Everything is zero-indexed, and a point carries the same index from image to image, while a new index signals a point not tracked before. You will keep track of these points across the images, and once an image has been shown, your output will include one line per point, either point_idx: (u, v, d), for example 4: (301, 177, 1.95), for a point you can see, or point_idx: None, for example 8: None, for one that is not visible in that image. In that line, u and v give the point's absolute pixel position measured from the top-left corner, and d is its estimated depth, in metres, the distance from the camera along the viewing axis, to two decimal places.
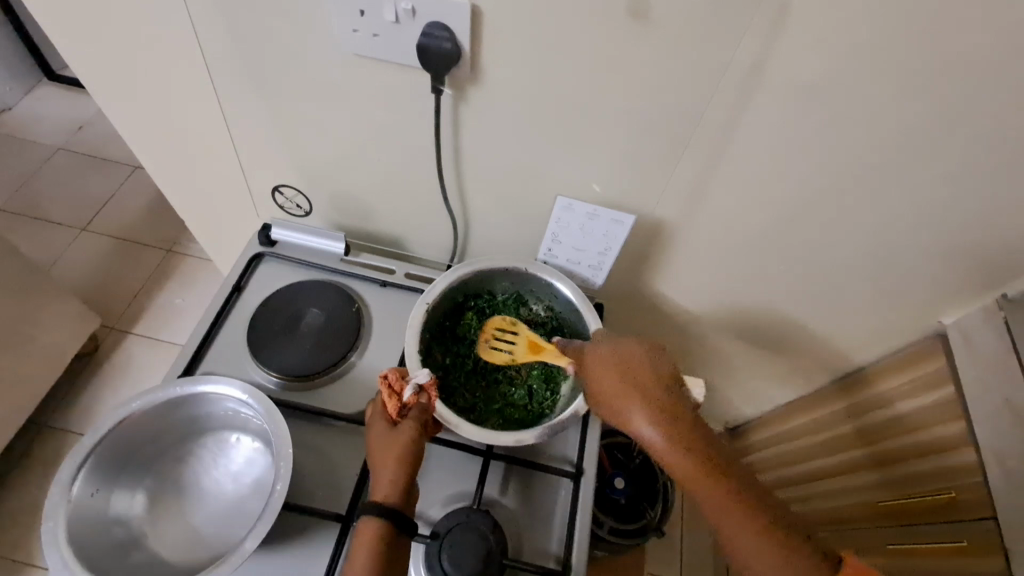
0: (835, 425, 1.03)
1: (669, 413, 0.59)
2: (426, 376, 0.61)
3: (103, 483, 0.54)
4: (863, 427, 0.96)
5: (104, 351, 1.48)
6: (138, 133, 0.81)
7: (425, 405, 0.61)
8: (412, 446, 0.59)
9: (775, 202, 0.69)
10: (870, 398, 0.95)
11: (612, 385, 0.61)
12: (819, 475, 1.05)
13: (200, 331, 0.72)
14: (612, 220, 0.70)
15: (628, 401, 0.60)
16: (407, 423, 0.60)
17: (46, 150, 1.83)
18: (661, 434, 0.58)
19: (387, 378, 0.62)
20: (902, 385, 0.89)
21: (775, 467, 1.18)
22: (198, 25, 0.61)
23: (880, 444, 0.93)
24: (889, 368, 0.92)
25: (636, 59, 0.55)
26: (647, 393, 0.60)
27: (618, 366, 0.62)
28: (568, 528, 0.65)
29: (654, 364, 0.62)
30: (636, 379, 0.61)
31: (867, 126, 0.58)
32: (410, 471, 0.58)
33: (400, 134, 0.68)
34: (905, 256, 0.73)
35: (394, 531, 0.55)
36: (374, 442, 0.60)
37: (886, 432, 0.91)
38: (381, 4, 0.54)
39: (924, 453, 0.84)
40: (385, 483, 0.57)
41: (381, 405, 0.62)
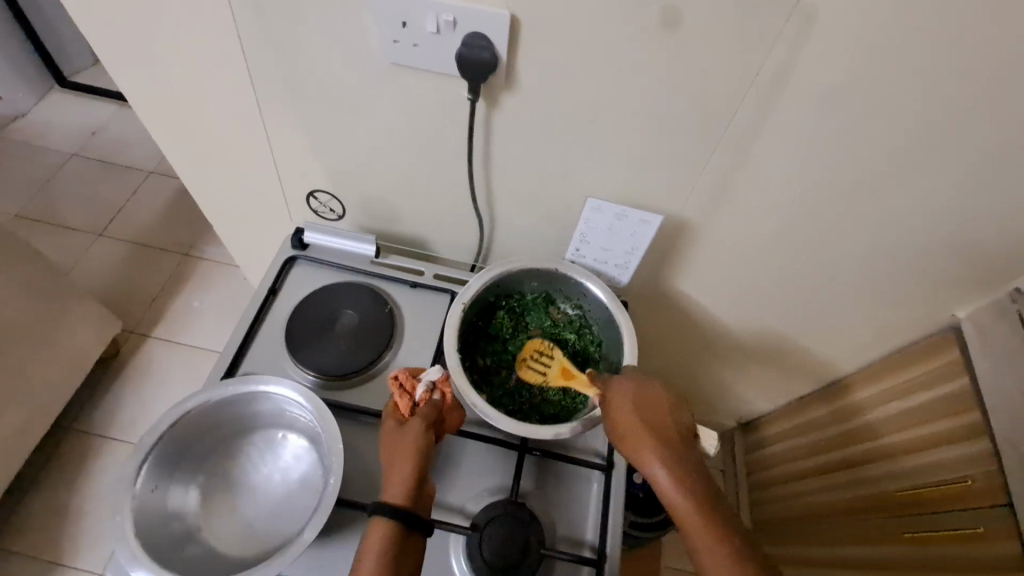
0: (848, 418, 1.05)
1: (683, 461, 0.58)
2: (438, 373, 0.64)
3: (161, 479, 0.56)
4: (876, 420, 0.99)
5: (125, 354, 1.50)
6: (173, 140, 0.83)
7: (437, 402, 0.63)
8: (423, 441, 0.60)
9: (797, 202, 0.71)
10: (886, 389, 0.97)
11: (629, 418, 0.61)
12: (832, 467, 1.08)
13: (240, 333, 0.74)
14: (640, 220, 0.72)
15: (635, 432, 0.59)
16: (417, 418, 0.61)
17: (62, 155, 1.86)
18: (672, 480, 0.57)
19: (398, 378, 0.64)
20: (918, 377, 0.91)
21: (790, 459, 1.21)
22: (242, 36, 0.63)
23: (894, 436, 0.95)
24: (904, 361, 0.94)
25: (668, 65, 0.57)
26: (662, 438, 0.59)
27: (636, 404, 0.61)
28: (602, 518, 0.68)
29: (670, 410, 0.61)
30: (649, 420, 0.60)
31: (889, 128, 0.60)
32: (422, 466, 0.58)
33: (433, 139, 0.70)
34: (923, 254, 0.75)
35: (405, 526, 0.55)
36: (386, 439, 0.60)
37: (903, 422, 0.94)
38: (423, 16, 0.56)
39: (937, 444, 0.86)
40: (397, 477, 0.57)
41: (392, 404, 0.63)
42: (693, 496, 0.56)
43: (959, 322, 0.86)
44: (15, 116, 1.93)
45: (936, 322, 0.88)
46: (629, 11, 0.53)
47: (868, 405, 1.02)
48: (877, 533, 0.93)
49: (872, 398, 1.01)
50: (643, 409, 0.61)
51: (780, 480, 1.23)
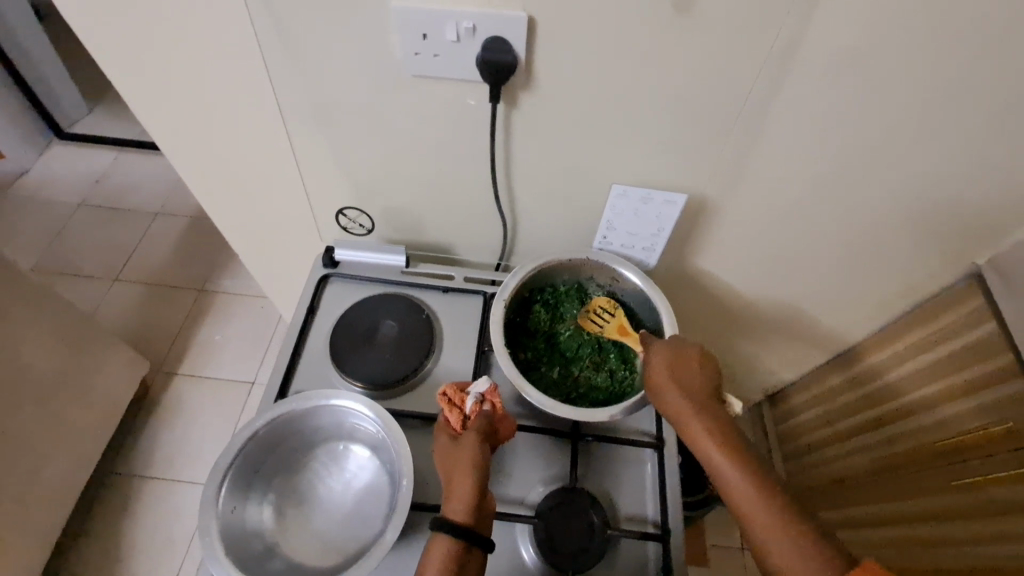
0: (875, 377, 1.07)
1: (717, 417, 0.60)
2: (484, 385, 0.66)
3: (238, 498, 0.58)
4: (906, 375, 1.01)
5: (155, 394, 1.52)
6: (198, 174, 0.85)
7: (487, 412, 0.65)
8: (477, 451, 0.61)
9: (813, 170, 0.73)
10: (912, 343, 0.98)
11: (663, 378, 0.63)
12: (866, 428, 1.09)
13: (286, 353, 0.76)
14: (664, 201, 0.76)
15: (670, 390, 0.62)
16: (470, 430, 0.63)
17: (69, 206, 1.88)
18: (708, 430, 0.59)
19: (446, 394, 0.66)
20: (943, 329, 0.92)
21: (822, 425, 1.22)
22: (270, 66, 0.65)
23: (926, 389, 0.97)
24: (924, 315, 0.94)
25: (680, 49, 0.59)
26: (697, 394, 0.62)
27: (670, 364, 0.64)
28: (660, 494, 0.69)
29: (706, 369, 0.64)
30: (682, 377, 0.63)
31: (900, 87, 0.62)
32: (479, 476, 0.59)
33: (454, 145, 0.72)
34: (941, 207, 0.76)
35: (465, 538, 0.56)
36: (442, 454, 0.63)
37: (935, 374, 0.95)
38: (444, 26, 0.58)
39: (973, 391, 0.88)
40: (455, 490, 0.59)
41: (444, 421, 0.66)
42: (728, 446, 0.58)
43: (979, 269, 0.85)
44: (19, 172, 1.95)
45: (955, 274, 0.88)
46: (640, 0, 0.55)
47: (893, 362, 1.03)
48: (922, 486, 0.94)
49: (899, 354, 1.02)
50: (677, 368, 0.64)
51: (814, 447, 1.25)
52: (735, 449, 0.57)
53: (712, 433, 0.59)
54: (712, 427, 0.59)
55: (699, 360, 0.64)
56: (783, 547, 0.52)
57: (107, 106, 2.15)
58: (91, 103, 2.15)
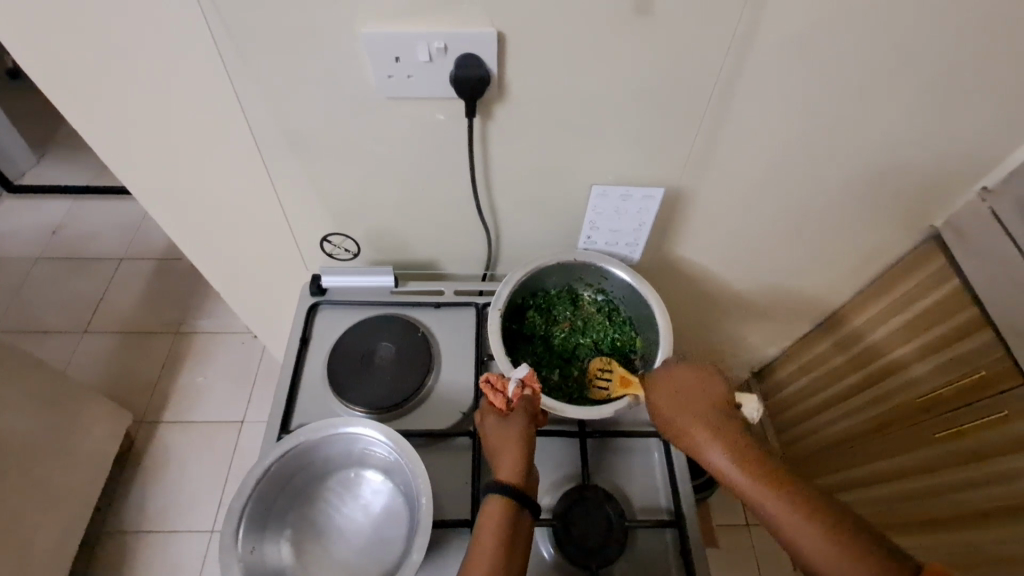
0: (852, 344, 1.11)
1: (724, 426, 0.59)
2: (525, 370, 0.66)
3: (256, 539, 0.57)
4: (881, 338, 1.05)
5: (140, 445, 1.46)
6: (171, 215, 0.83)
7: (531, 396, 0.65)
8: (525, 432, 0.62)
9: (778, 153, 0.76)
10: (885, 307, 1.03)
11: (665, 402, 0.63)
12: (850, 393, 1.14)
13: (284, 388, 0.75)
14: (643, 197, 0.77)
15: (673, 412, 0.62)
16: (515, 412, 0.64)
17: (26, 261, 1.80)
18: (722, 446, 0.57)
19: (489, 380, 0.67)
20: (910, 290, 0.97)
21: (809, 395, 1.27)
22: (244, 102, 0.65)
23: (901, 349, 1.02)
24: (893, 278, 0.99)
25: (644, 49, 0.61)
26: (702, 410, 0.61)
27: (671, 388, 0.64)
28: (671, 481, 0.71)
29: (708, 382, 0.64)
30: (686, 397, 0.63)
31: (850, 68, 0.66)
32: (527, 457, 0.61)
33: (432, 162, 0.73)
34: (897, 176, 0.81)
35: (519, 512, 0.57)
36: (490, 435, 0.63)
37: (909, 333, 1.00)
38: (415, 47, 0.59)
39: (944, 346, 0.93)
40: (508, 469, 0.60)
41: (486, 404, 0.66)
42: (746, 458, 0.56)
43: (938, 230, 0.90)
44: None
45: (916, 237, 0.93)
46: (602, 8, 0.57)
47: (866, 328, 1.08)
48: (910, 441, 0.99)
49: (872, 320, 1.06)
50: (681, 388, 0.64)
51: (804, 416, 1.29)
52: (746, 455, 0.56)
53: (725, 446, 0.57)
54: (726, 441, 0.57)
55: (698, 376, 0.65)
56: (825, 551, 0.48)
57: (56, 153, 2.08)
58: (38, 151, 2.07)
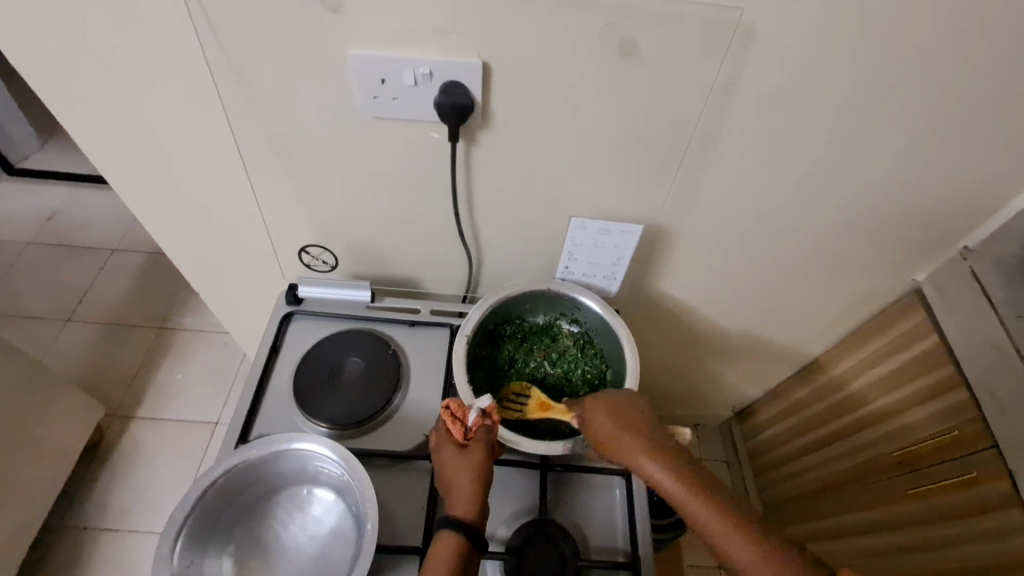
0: (831, 391, 1.10)
1: (668, 454, 0.62)
2: (488, 401, 0.65)
3: (195, 554, 0.55)
4: (857, 389, 1.04)
5: (110, 440, 1.44)
6: (153, 214, 0.83)
7: (490, 427, 0.64)
8: (483, 466, 0.62)
9: (761, 198, 0.77)
10: (860, 361, 1.03)
11: (609, 429, 0.64)
12: (825, 442, 1.12)
13: (247, 397, 0.74)
14: (622, 231, 0.77)
15: (620, 439, 0.63)
16: (474, 444, 0.63)
17: (18, 245, 1.80)
18: (670, 476, 0.60)
19: (448, 407, 0.65)
20: (887, 345, 0.97)
21: (787, 440, 1.24)
22: (228, 110, 0.66)
23: (875, 401, 1.01)
24: (871, 332, 1.00)
25: (627, 90, 0.62)
26: (647, 438, 0.63)
27: (614, 416, 0.65)
28: (629, 522, 0.70)
29: (648, 413, 0.66)
30: (625, 422, 0.65)
31: (832, 119, 0.66)
32: (483, 491, 0.61)
33: (416, 182, 0.73)
34: (878, 228, 0.81)
35: (471, 548, 0.57)
36: (444, 465, 0.63)
37: (884, 388, 0.99)
38: (401, 71, 0.59)
39: (918, 401, 0.92)
40: (462, 502, 0.60)
41: (444, 432, 0.65)
42: (695, 489, 0.59)
43: (920, 285, 0.90)
44: None
45: (898, 289, 0.93)
46: (588, 47, 0.58)
47: (845, 376, 1.07)
48: (882, 497, 0.97)
49: (851, 369, 1.05)
50: (618, 411, 0.66)
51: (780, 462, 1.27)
52: (693, 481, 0.60)
53: (675, 475, 0.60)
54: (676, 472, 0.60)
55: (635, 403, 0.67)
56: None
57: (60, 141, 2.09)
58: (43, 138, 2.08)
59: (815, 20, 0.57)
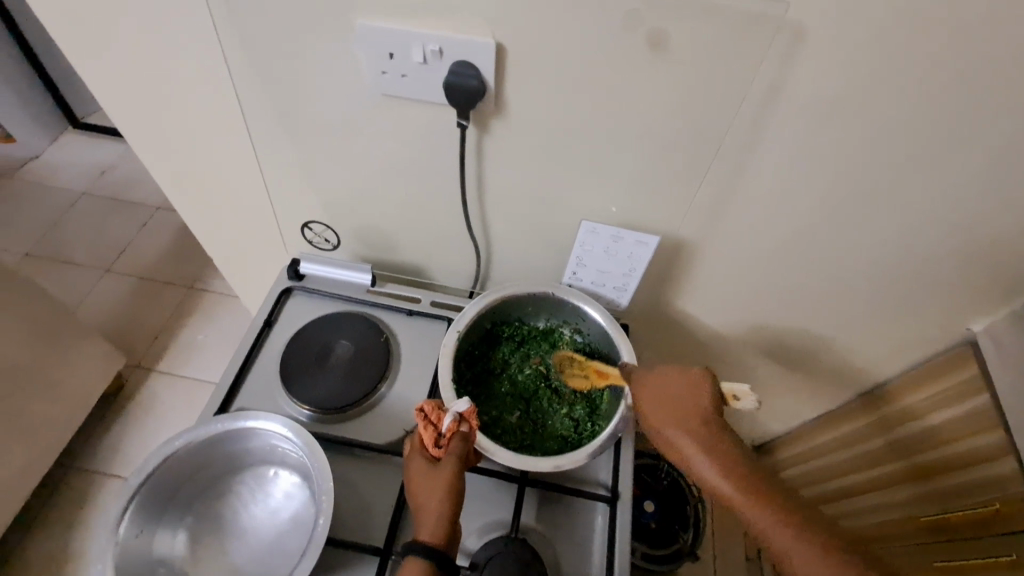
0: (866, 437, 0.99)
1: (722, 448, 0.57)
2: (465, 404, 0.61)
3: (147, 523, 0.55)
4: (898, 438, 0.92)
5: (129, 390, 1.49)
6: (169, 176, 0.83)
7: (465, 434, 0.61)
8: (454, 479, 0.58)
9: (798, 222, 0.69)
10: (894, 412, 0.93)
11: (660, 417, 0.60)
12: (847, 493, 1.03)
13: (233, 369, 0.73)
14: (636, 242, 0.71)
15: (672, 430, 0.59)
16: (447, 454, 0.59)
17: (72, 194, 1.89)
18: (719, 474, 0.56)
19: (423, 409, 0.62)
20: (927, 399, 0.87)
21: (814, 481, 1.11)
22: (235, 75, 0.64)
23: (918, 454, 0.88)
24: (910, 382, 0.90)
25: (652, 86, 0.56)
26: (697, 429, 0.58)
27: (663, 403, 0.61)
28: (607, 555, 0.65)
29: (702, 399, 0.60)
30: (680, 416, 0.60)
31: (888, 140, 0.58)
32: (454, 506, 0.57)
33: (424, 167, 0.70)
34: (933, 268, 0.71)
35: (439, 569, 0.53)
36: (415, 476, 0.59)
37: (917, 446, 0.89)
38: (410, 46, 0.56)
39: (968, 462, 0.80)
40: (431, 517, 0.56)
41: (418, 440, 0.62)
42: (749, 489, 0.54)
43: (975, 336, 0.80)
44: (29, 158, 1.97)
45: (950, 338, 0.83)
46: (613, 35, 0.53)
47: (887, 422, 0.95)
48: (903, 565, 0.88)
49: (894, 414, 0.93)
50: (672, 401, 0.61)
51: None
52: (746, 479, 0.55)
53: (724, 474, 0.55)
54: (727, 469, 0.56)
55: (690, 385, 0.61)
56: None
57: None
58: None
59: (875, 23, 0.49)
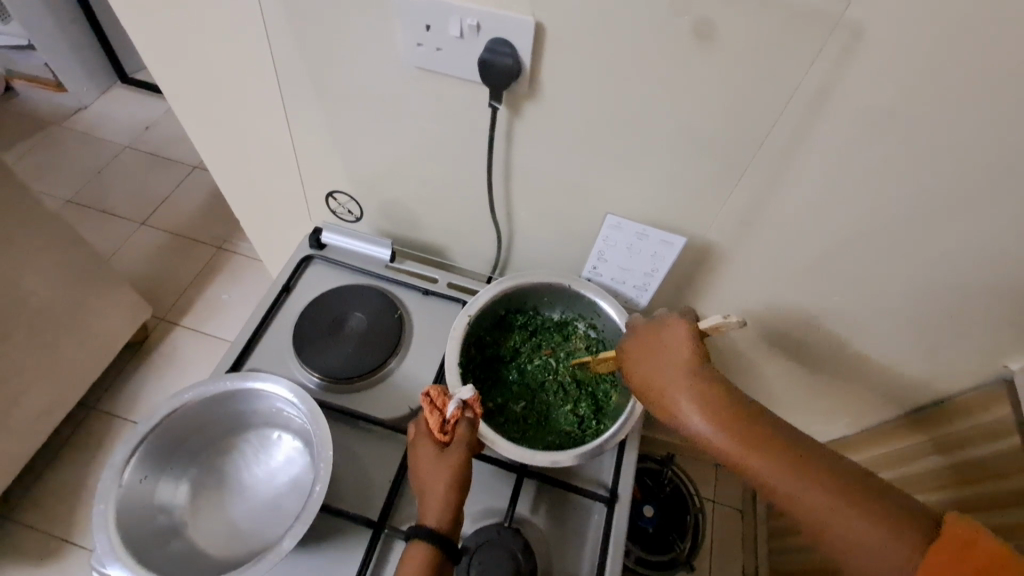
0: (886, 467, 0.92)
1: (713, 398, 0.55)
2: (469, 392, 0.60)
3: (151, 470, 0.56)
4: (920, 473, 0.86)
5: (153, 340, 1.54)
6: (203, 135, 0.84)
7: (471, 420, 0.60)
8: (460, 465, 0.58)
9: (835, 235, 0.66)
10: (912, 447, 0.87)
11: (648, 377, 0.59)
12: None
13: (248, 330, 0.74)
14: (661, 241, 0.69)
15: (661, 388, 0.57)
16: (453, 440, 0.59)
17: (115, 147, 1.95)
18: (710, 425, 0.54)
19: (428, 395, 0.62)
20: (949, 435, 0.81)
21: None
22: (272, 36, 0.64)
23: (943, 492, 0.81)
24: (931, 418, 0.84)
25: (693, 80, 0.54)
26: (686, 380, 0.57)
27: (650, 361, 0.60)
28: (600, 555, 0.64)
29: (685, 348, 0.59)
30: (666, 373, 0.58)
31: (943, 158, 0.54)
32: (458, 493, 0.57)
33: (453, 145, 0.69)
34: (979, 299, 0.67)
35: (444, 554, 0.54)
36: (420, 461, 0.59)
37: (934, 483, 0.83)
38: (447, 20, 0.55)
39: (994, 505, 0.73)
40: (436, 502, 0.56)
41: (424, 425, 0.61)
42: (743, 435, 0.53)
43: (1011, 373, 0.73)
44: (78, 108, 2.03)
45: (983, 373, 0.76)
46: (657, 22, 0.51)
47: (910, 455, 0.88)
48: None
49: (918, 446, 0.86)
50: (657, 359, 0.60)
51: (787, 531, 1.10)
52: (738, 425, 0.53)
53: (715, 424, 0.54)
54: (719, 418, 0.54)
55: (675, 338, 0.60)
56: (849, 522, 0.49)
57: None
58: None
59: (943, 30, 0.46)
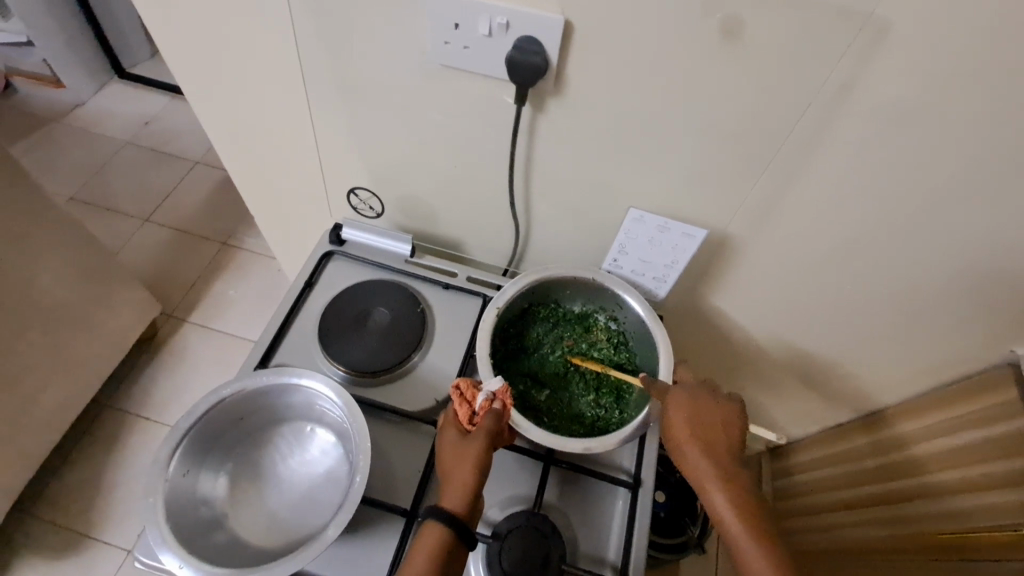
0: (866, 456, 0.97)
1: (734, 475, 0.59)
2: (498, 384, 0.63)
3: (193, 464, 0.57)
4: (895, 460, 0.91)
5: (162, 337, 1.55)
6: (221, 132, 0.84)
7: (498, 412, 0.62)
8: (481, 455, 0.59)
9: (851, 228, 0.67)
10: (891, 437, 0.92)
11: (683, 428, 0.61)
12: (828, 506, 1.03)
13: (274, 327, 0.75)
14: (683, 234, 0.71)
15: (692, 446, 0.60)
16: (476, 430, 0.61)
17: (116, 143, 1.93)
18: (727, 498, 0.57)
19: (459, 387, 0.64)
20: (926, 427, 0.86)
21: (796, 493, 1.14)
22: (299, 35, 0.64)
23: (925, 477, 0.85)
24: (910, 410, 0.89)
25: (719, 76, 0.55)
26: (716, 448, 0.60)
27: (691, 413, 0.62)
28: (625, 536, 0.66)
29: (729, 421, 0.63)
30: (709, 436, 0.61)
31: (962, 150, 0.56)
32: (477, 484, 0.58)
33: (475, 141, 0.70)
34: (991, 289, 0.68)
35: (457, 541, 0.55)
36: (444, 449, 0.61)
37: (900, 472, 0.89)
38: (477, 18, 0.56)
39: (983, 488, 0.76)
40: (454, 490, 0.57)
41: (452, 415, 0.64)
42: (752, 523, 0.56)
43: (1017, 357, 0.75)
44: (76, 104, 2.01)
45: (989, 358, 0.78)
46: (685, 20, 0.52)
47: (890, 444, 0.92)
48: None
49: (901, 435, 0.90)
50: (699, 419, 0.62)
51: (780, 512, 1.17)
52: (747, 510, 0.56)
53: (731, 501, 0.57)
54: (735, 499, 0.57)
55: (721, 410, 0.63)
56: None
57: None
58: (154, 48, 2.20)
59: (968, 26, 0.47)
